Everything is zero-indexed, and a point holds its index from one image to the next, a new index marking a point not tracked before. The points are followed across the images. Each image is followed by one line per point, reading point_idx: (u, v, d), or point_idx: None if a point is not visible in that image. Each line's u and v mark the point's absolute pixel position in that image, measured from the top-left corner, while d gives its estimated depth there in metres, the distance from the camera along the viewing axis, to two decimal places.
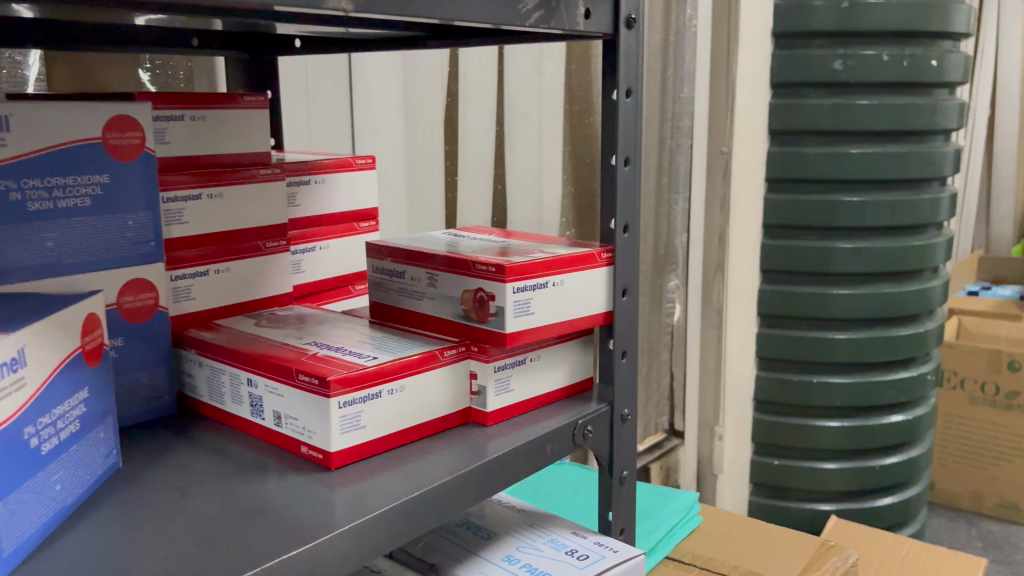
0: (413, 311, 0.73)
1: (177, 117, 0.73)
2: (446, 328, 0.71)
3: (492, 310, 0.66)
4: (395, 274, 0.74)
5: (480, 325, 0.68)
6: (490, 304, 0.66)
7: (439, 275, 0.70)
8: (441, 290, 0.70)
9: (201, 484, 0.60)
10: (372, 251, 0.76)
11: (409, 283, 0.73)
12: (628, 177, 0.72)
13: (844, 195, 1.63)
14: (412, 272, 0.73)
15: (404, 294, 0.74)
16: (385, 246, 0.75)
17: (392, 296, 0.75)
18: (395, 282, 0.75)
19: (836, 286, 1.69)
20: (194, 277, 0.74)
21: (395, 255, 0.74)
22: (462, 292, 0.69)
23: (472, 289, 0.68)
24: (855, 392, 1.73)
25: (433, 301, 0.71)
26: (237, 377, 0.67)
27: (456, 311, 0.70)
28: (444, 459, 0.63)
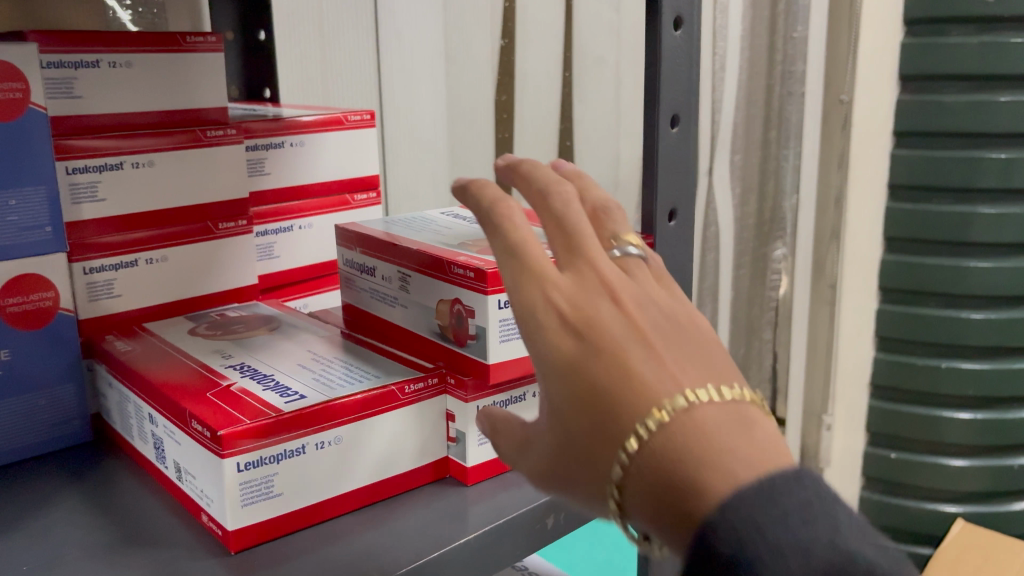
0: (386, 319, 0.56)
1: (89, 63, 0.56)
2: (418, 345, 0.53)
3: (471, 329, 0.48)
4: (364, 271, 0.57)
5: (459, 348, 0.50)
6: (468, 321, 0.48)
7: (411, 278, 0.52)
8: (413, 298, 0.53)
9: (58, 558, 0.44)
10: (342, 235, 0.59)
11: (379, 282, 0.56)
12: (676, 144, 0.52)
13: (990, 151, 1.31)
14: (382, 269, 0.55)
15: (376, 297, 0.56)
16: (353, 232, 0.57)
17: (363, 298, 0.58)
18: (366, 281, 0.57)
19: (972, 257, 1.36)
20: (116, 268, 0.59)
21: (364, 246, 0.56)
22: (434, 300, 0.51)
23: (446, 299, 0.50)
24: (994, 380, 1.38)
25: (405, 309, 0.54)
26: (140, 409, 0.51)
27: (430, 326, 0.52)
28: (394, 536, 0.46)
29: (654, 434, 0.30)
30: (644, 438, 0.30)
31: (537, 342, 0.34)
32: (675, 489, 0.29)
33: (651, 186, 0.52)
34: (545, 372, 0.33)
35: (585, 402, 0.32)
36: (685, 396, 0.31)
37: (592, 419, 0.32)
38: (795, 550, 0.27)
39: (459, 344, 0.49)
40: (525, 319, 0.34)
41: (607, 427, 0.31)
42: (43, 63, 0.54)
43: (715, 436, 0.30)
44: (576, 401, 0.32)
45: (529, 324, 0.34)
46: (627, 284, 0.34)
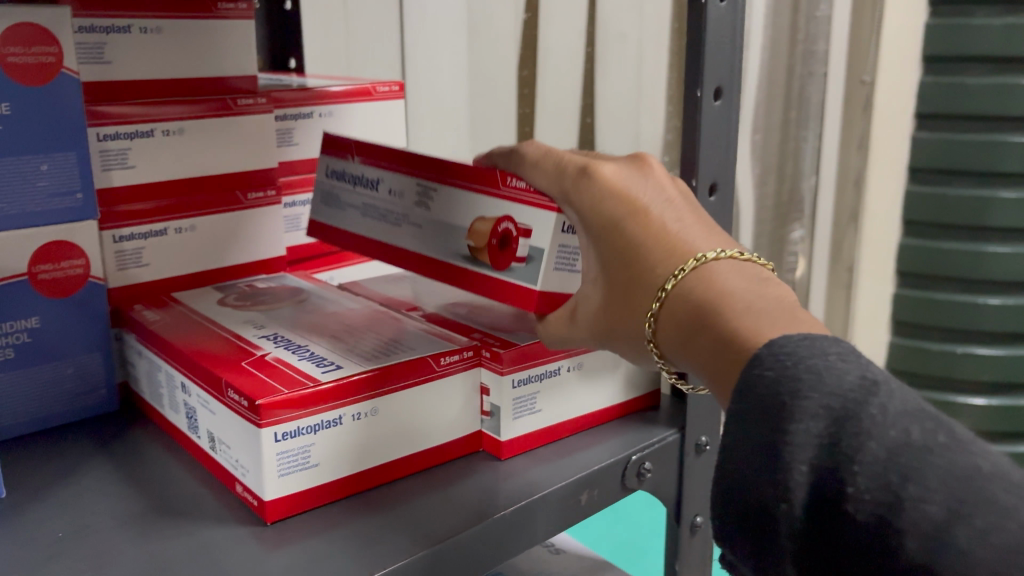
0: (387, 241, 0.56)
1: (121, 29, 0.55)
2: (433, 268, 0.53)
3: (521, 253, 0.47)
4: (372, 188, 0.56)
5: (498, 274, 0.48)
6: (517, 245, 0.47)
7: (436, 195, 0.52)
8: (433, 216, 0.52)
9: (97, 524, 0.44)
10: (339, 149, 0.59)
11: (387, 199, 0.55)
12: (718, 118, 0.51)
13: (1013, 134, 1.28)
14: (396, 186, 0.54)
15: (377, 216, 0.56)
16: (362, 145, 0.57)
17: (359, 216, 0.58)
18: (361, 193, 0.57)
19: (992, 242, 1.34)
20: (145, 237, 0.58)
21: (374, 160, 0.56)
22: (469, 216, 0.50)
23: (490, 221, 0.48)
24: (1010, 366, 1.37)
25: (418, 228, 0.53)
26: (172, 378, 0.50)
27: (454, 246, 0.51)
28: (434, 507, 0.46)
29: (689, 273, 0.39)
30: (681, 277, 0.39)
31: (585, 214, 0.44)
32: (708, 309, 0.37)
33: (691, 158, 0.51)
34: (597, 240, 0.43)
35: (633, 258, 0.41)
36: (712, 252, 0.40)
37: (637, 270, 0.41)
38: (827, 370, 0.32)
39: (496, 268, 0.48)
40: (572, 200, 0.44)
41: (648, 275, 0.41)
42: (76, 27, 0.53)
43: (735, 279, 0.38)
44: (623, 257, 0.42)
45: (577, 204, 0.44)
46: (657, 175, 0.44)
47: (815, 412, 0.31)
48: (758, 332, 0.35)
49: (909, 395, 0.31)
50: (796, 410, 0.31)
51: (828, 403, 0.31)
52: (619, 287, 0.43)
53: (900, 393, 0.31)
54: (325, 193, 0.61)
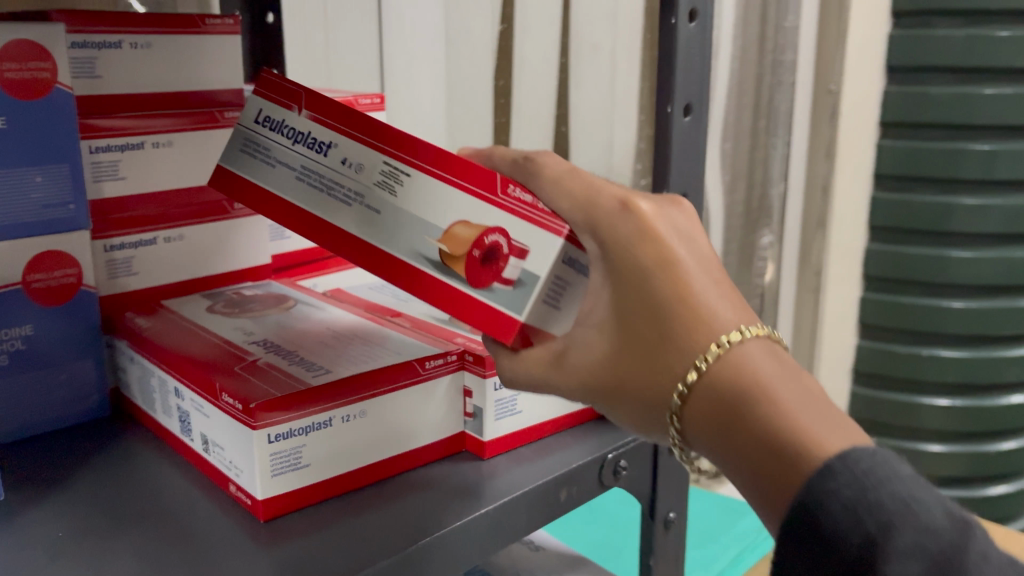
0: (319, 213, 0.46)
1: (111, 44, 0.57)
2: (378, 266, 0.45)
3: (510, 275, 0.43)
4: (314, 148, 0.46)
5: (477, 294, 0.43)
6: (505, 264, 0.43)
7: (411, 182, 0.44)
8: (399, 205, 0.44)
9: (97, 525, 0.46)
10: (275, 87, 0.47)
11: (334, 166, 0.45)
12: (688, 132, 0.54)
13: (974, 143, 1.32)
14: (354, 155, 0.45)
15: (309, 181, 0.46)
16: (315, 93, 0.46)
17: (282, 175, 0.47)
18: (299, 154, 0.46)
19: (955, 247, 1.38)
20: (136, 247, 0.60)
21: (329, 118, 0.45)
22: (448, 215, 0.43)
23: (474, 228, 0.43)
24: (971, 368, 1.42)
25: (370, 214, 0.45)
26: (165, 383, 0.52)
27: (415, 245, 0.44)
28: (425, 504, 0.48)
29: (735, 345, 0.40)
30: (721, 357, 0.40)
31: (615, 257, 0.42)
32: (752, 397, 0.39)
33: (662, 173, 0.54)
34: (621, 286, 0.42)
35: (667, 313, 0.41)
36: (748, 328, 0.41)
37: (671, 328, 0.41)
38: (923, 516, 0.34)
39: (471, 282, 0.43)
40: (603, 237, 0.42)
41: (686, 335, 0.41)
42: (70, 43, 0.55)
43: (773, 364, 0.40)
44: (654, 311, 0.41)
45: (607, 244, 0.42)
46: (687, 221, 0.43)
47: (908, 552, 0.33)
48: (816, 439, 0.37)
49: (993, 547, 0.35)
50: (887, 548, 0.33)
51: (922, 544, 0.33)
52: (637, 340, 0.42)
53: (983, 543, 0.34)
54: (236, 135, 0.49)
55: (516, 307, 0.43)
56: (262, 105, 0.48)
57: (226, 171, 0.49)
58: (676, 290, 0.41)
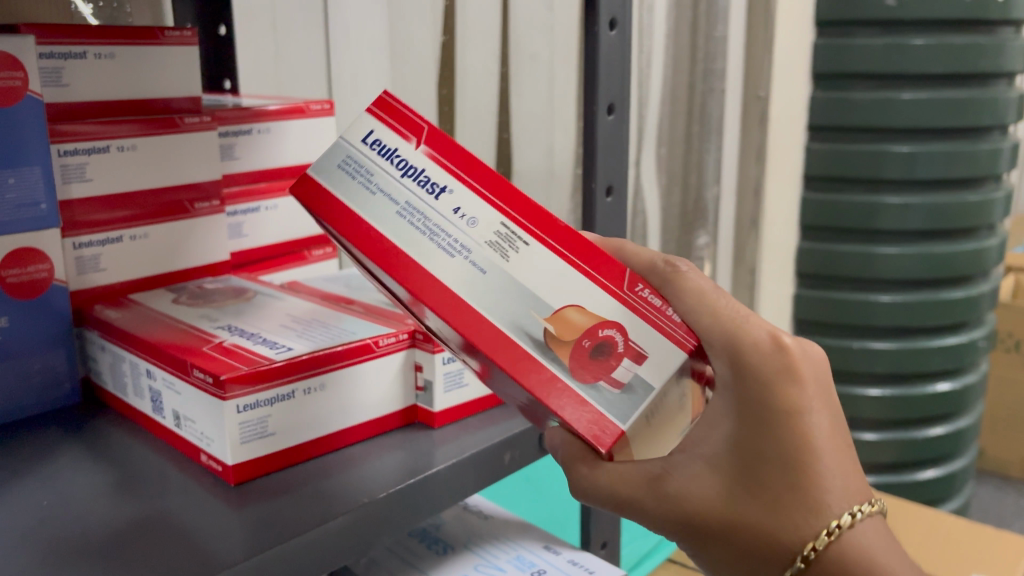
0: (415, 261, 0.43)
1: (77, 54, 0.61)
2: (470, 327, 0.42)
3: (620, 377, 0.43)
4: (426, 187, 0.44)
5: (581, 384, 0.42)
6: (617, 363, 0.43)
7: (529, 252, 0.43)
8: (508, 270, 0.43)
9: (80, 496, 0.50)
10: (394, 114, 0.45)
11: (444, 213, 0.44)
12: (612, 128, 0.59)
13: (895, 144, 1.41)
14: (470, 209, 0.43)
15: (410, 219, 0.44)
16: (438, 133, 0.45)
17: (380, 205, 0.44)
18: (406, 188, 0.44)
19: (880, 244, 1.47)
20: (102, 244, 0.63)
21: (447, 163, 0.44)
22: (562, 301, 0.43)
23: (591, 320, 0.43)
24: (899, 358, 1.51)
25: (474, 271, 0.43)
26: (137, 366, 0.56)
27: (520, 318, 0.42)
28: (383, 468, 0.53)
29: (861, 518, 0.41)
30: (849, 533, 0.41)
31: (759, 405, 0.42)
32: None
33: (590, 166, 0.60)
34: (756, 433, 0.41)
35: (800, 466, 0.41)
36: (867, 504, 0.41)
37: (808, 486, 0.41)
38: None
39: (577, 376, 0.42)
40: (746, 383, 0.42)
41: (817, 495, 0.41)
42: (38, 54, 0.59)
43: (887, 548, 0.41)
44: (792, 463, 0.41)
45: (750, 389, 0.42)
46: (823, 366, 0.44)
47: None
48: None
49: None
50: None
51: None
52: (762, 492, 0.41)
53: None
54: (335, 150, 0.46)
55: (621, 413, 0.43)
56: (376, 128, 0.45)
57: (311, 185, 0.45)
58: (808, 442, 0.41)
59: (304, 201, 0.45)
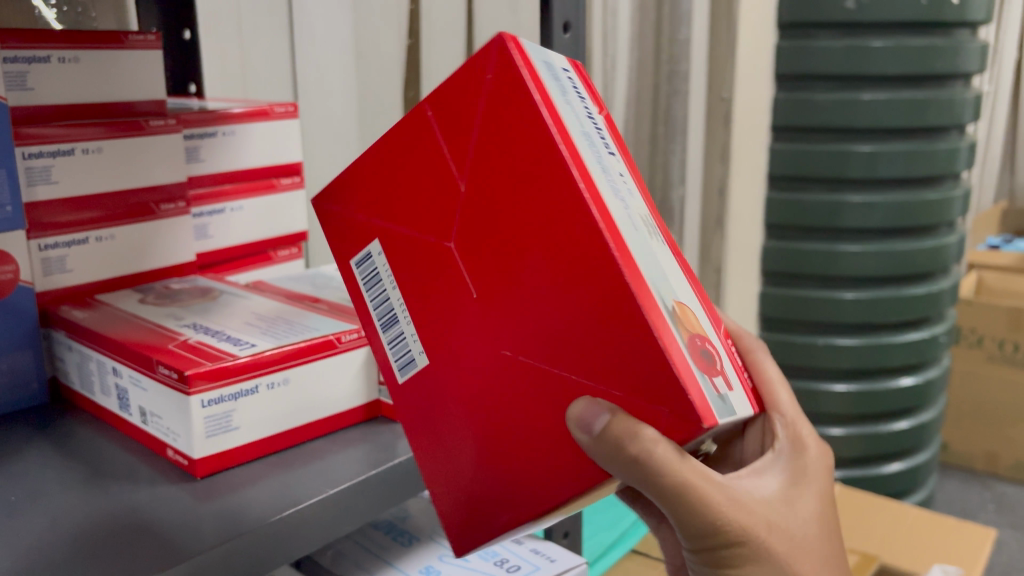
0: (586, 166, 0.38)
1: (41, 59, 0.62)
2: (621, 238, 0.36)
3: (721, 387, 0.38)
4: (600, 137, 0.43)
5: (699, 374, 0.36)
6: (720, 379, 0.38)
7: (661, 249, 0.42)
8: (651, 241, 0.40)
9: (47, 491, 0.51)
10: (583, 75, 0.46)
11: (606, 156, 0.42)
12: None
13: (856, 144, 1.45)
14: (628, 178, 0.43)
15: (587, 139, 0.40)
16: (609, 122, 0.46)
17: (569, 109, 0.40)
18: (586, 117, 0.42)
19: (844, 242, 1.51)
20: (69, 246, 0.64)
21: (612, 139, 0.45)
22: (687, 301, 0.40)
23: (702, 330, 0.39)
24: (864, 354, 1.55)
25: (629, 221, 0.39)
26: (103, 365, 0.57)
27: (659, 284, 0.38)
28: (346, 460, 0.54)
29: None
30: None
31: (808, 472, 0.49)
32: None
33: None
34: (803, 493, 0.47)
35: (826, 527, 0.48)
36: None
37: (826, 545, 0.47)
38: None
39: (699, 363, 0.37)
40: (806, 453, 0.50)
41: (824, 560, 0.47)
42: (2, 58, 0.59)
43: None
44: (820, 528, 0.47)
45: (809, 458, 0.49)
46: None
47: None
48: None
49: None
50: None
51: None
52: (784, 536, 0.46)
53: None
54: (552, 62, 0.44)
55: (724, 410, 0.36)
56: (573, 72, 0.45)
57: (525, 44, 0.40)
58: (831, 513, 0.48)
59: (510, 42, 0.38)
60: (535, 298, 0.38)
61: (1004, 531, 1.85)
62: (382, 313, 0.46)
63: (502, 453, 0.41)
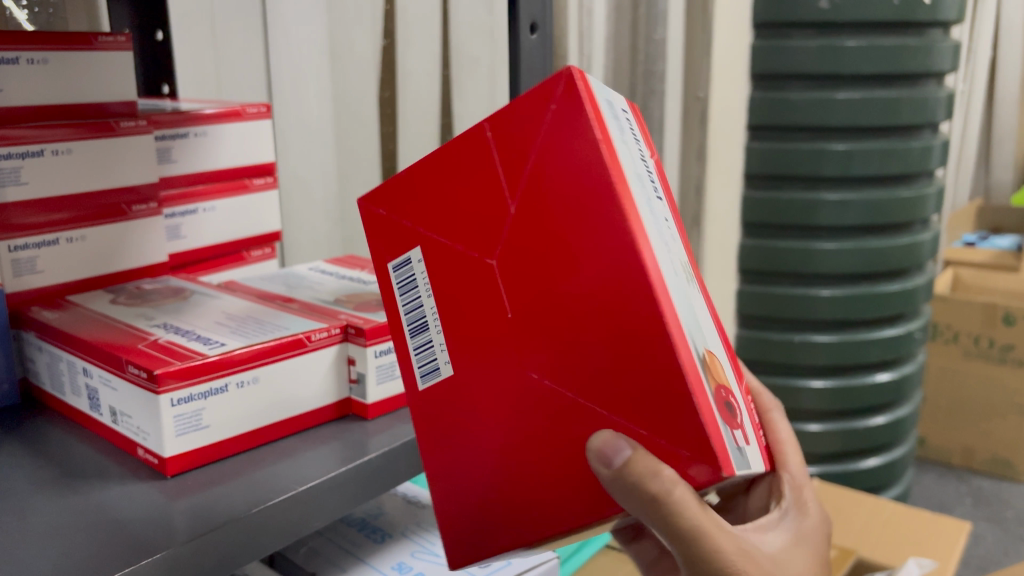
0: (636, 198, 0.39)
1: (10, 60, 0.62)
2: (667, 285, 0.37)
3: (739, 436, 0.39)
4: (647, 180, 0.45)
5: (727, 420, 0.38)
6: (737, 426, 0.40)
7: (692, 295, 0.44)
8: (687, 285, 0.42)
9: (16, 492, 0.51)
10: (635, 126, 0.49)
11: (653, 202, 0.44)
12: None
13: (831, 142, 1.46)
14: (669, 230, 0.45)
15: (638, 177, 0.42)
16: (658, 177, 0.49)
17: (620, 143, 0.42)
18: (636, 160, 0.44)
19: (819, 240, 1.52)
20: (39, 247, 0.64)
21: (660, 188, 0.47)
22: (716, 352, 0.41)
23: (724, 379, 0.41)
24: (840, 350, 1.56)
25: (669, 261, 0.41)
26: (74, 365, 0.57)
27: (693, 325, 0.39)
28: (317, 457, 0.55)
29: None
30: None
31: (812, 526, 0.49)
32: None
33: None
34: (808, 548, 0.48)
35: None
36: None
37: None
38: None
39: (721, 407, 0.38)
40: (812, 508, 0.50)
41: None
42: None
43: None
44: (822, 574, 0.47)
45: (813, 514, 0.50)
46: None
47: None
48: None
49: None
50: None
51: None
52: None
53: None
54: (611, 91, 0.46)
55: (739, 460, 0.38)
56: (630, 116, 0.48)
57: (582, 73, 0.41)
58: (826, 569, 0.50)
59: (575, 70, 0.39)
60: (575, 331, 0.39)
61: (980, 524, 1.87)
62: (411, 319, 0.47)
63: (519, 461, 0.42)
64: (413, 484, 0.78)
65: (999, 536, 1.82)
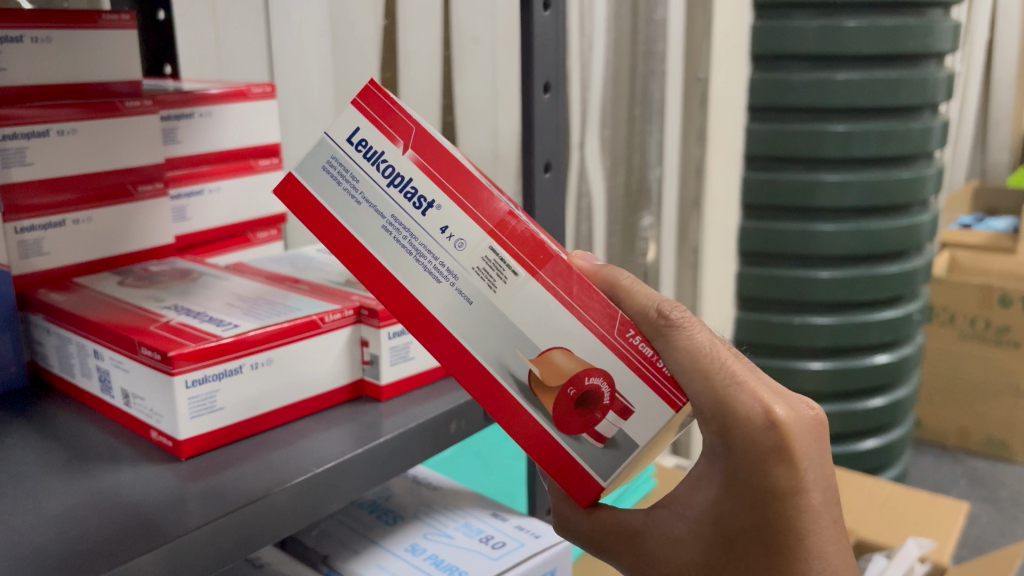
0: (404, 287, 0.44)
1: (14, 38, 0.61)
2: (461, 372, 0.44)
3: (604, 432, 0.43)
4: (412, 200, 0.44)
5: (565, 435, 0.44)
6: (602, 417, 0.43)
7: (516, 282, 0.43)
8: (494, 300, 0.43)
9: (31, 475, 0.50)
10: (382, 111, 0.44)
11: (431, 231, 0.43)
12: (548, 105, 0.65)
13: (831, 124, 1.45)
14: (459, 231, 0.43)
15: (395, 233, 0.44)
16: (428, 138, 0.44)
17: (367, 217, 0.44)
18: (400, 194, 0.44)
19: (819, 220, 1.52)
20: (45, 228, 0.63)
21: (436, 173, 0.44)
22: (552, 342, 0.43)
23: (577, 368, 0.43)
24: (839, 333, 1.56)
25: (462, 300, 0.43)
26: (84, 348, 0.57)
27: (500, 361, 0.43)
28: (331, 440, 0.54)
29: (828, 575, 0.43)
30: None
31: (744, 471, 0.42)
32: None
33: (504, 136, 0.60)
34: (747, 504, 0.43)
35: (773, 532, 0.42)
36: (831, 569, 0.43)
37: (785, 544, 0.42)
38: None
39: (560, 424, 0.43)
40: (736, 453, 0.42)
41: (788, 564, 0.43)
42: None
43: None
44: (769, 524, 0.42)
45: (739, 457, 0.42)
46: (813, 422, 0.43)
47: None
48: None
49: None
50: None
51: None
52: (740, 558, 0.43)
53: None
54: (322, 149, 0.46)
55: (601, 469, 0.44)
56: (363, 127, 0.45)
57: (299, 191, 0.46)
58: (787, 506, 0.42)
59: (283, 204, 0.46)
60: None
61: (976, 505, 1.88)
62: None
63: None
64: (422, 466, 0.78)
65: (994, 517, 1.82)
